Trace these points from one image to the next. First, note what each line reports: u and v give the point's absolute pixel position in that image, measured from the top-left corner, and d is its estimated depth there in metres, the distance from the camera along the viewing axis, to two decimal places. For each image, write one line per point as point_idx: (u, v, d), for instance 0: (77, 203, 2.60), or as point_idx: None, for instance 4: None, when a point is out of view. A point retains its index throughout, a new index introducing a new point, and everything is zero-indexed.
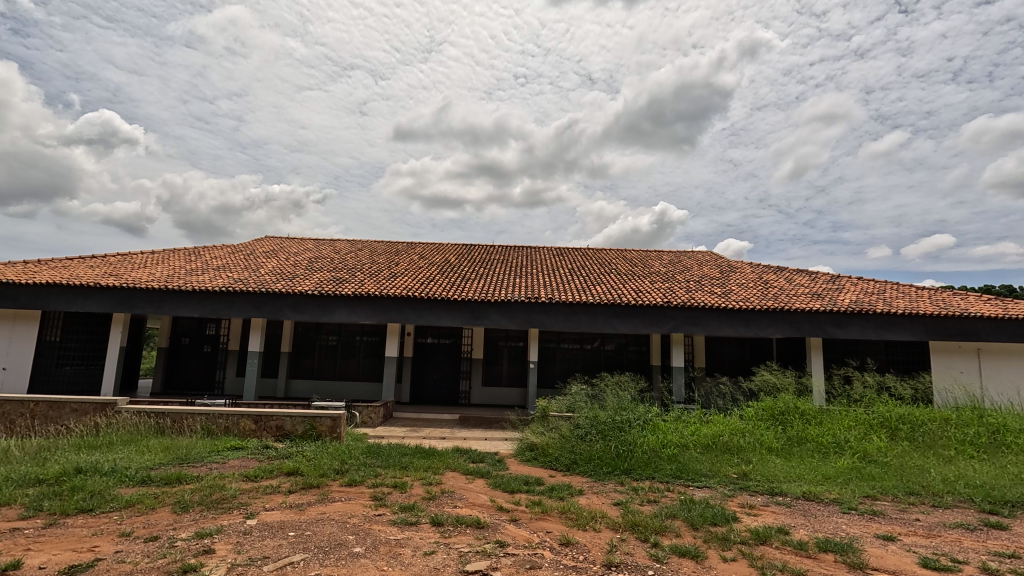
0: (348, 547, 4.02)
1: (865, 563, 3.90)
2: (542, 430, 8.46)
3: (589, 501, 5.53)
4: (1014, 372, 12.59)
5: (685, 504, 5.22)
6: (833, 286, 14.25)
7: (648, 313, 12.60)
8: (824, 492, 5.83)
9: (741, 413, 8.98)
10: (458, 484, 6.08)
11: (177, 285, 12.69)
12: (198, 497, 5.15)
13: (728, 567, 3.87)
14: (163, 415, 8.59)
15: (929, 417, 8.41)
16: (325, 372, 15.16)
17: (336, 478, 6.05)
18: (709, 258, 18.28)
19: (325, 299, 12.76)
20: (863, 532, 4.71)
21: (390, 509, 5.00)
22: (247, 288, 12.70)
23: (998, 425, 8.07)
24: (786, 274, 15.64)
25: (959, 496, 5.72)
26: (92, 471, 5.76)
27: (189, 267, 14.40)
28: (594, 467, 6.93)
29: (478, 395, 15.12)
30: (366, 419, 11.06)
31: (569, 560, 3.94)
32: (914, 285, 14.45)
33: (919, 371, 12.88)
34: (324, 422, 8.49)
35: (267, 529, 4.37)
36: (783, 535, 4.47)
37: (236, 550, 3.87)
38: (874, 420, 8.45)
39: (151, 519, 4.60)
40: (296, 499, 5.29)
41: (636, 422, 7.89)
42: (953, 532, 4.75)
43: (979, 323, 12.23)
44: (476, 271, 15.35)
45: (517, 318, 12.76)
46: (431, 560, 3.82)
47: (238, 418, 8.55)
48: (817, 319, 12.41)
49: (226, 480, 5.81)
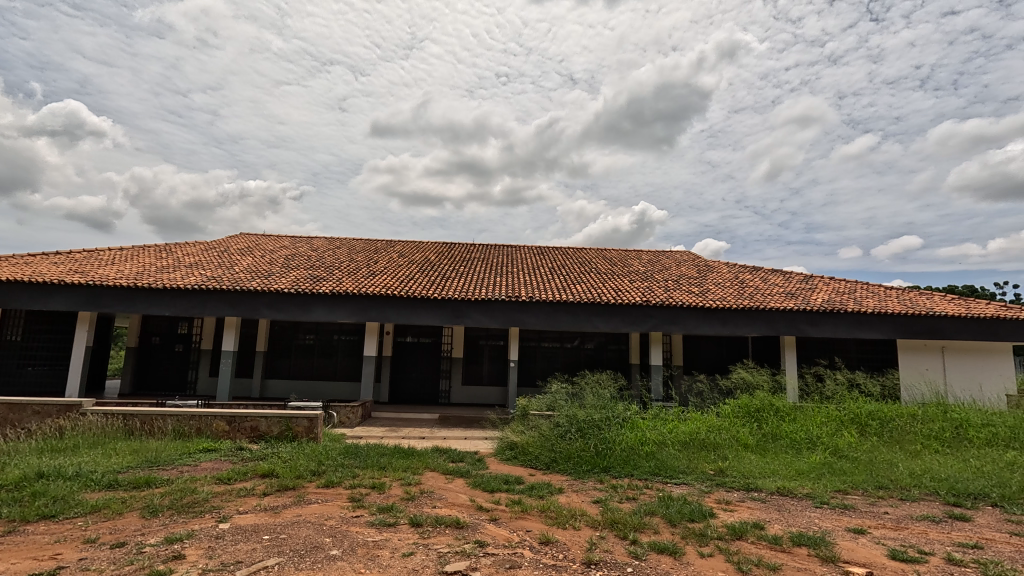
0: (325, 550, 3.94)
1: (837, 557, 3.97)
2: (522, 429, 8.43)
3: (569, 500, 5.53)
4: (977, 368, 13.09)
5: (663, 501, 5.27)
6: (807, 286, 14.57)
7: (629, 312, 12.67)
8: (797, 487, 5.96)
9: (718, 411, 9.10)
10: (437, 484, 6.04)
11: (147, 283, 12.27)
12: (167, 501, 4.99)
13: (706, 562, 3.91)
14: (130, 417, 8.28)
15: (897, 413, 8.67)
16: (303, 372, 14.92)
17: (313, 480, 5.94)
18: (689, 258, 18.51)
19: (302, 298, 12.52)
20: (835, 526, 4.82)
21: (367, 510, 4.91)
22: (221, 285, 12.39)
23: (962, 419, 8.36)
24: (762, 274, 15.95)
25: (925, 489, 5.90)
26: (56, 476, 5.57)
27: (160, 264, 13.98)
28: (574, 466, 6.97)
29: (458, 395, 15.05)
30: (345, 418, 10.92)
31: (549, 559, 3.92)
32: (883, 285, 14.86)
33: (888, 368, 13.27)
34: (300, 423, 8.34)
35: (241, 533, 4.27)
36: (758, 531, 4.53)
37: (208, 555, 3.76)
38: (845, 417, 8.65)
39: (118, 525, 4.45)
40: (271, 502, 5.16)
41: (616, 419, 7.93)
42: (920, 524, 4.89)
43: (944, 322, 12.62)
44: (456, 270, 15.23)
45: (498, 317, 12.71)
46: (411, 562, 3.77)
47: (210, 419, 8.32)
48: (791, 318, 12.67)
49: (198, 484, 5.64)
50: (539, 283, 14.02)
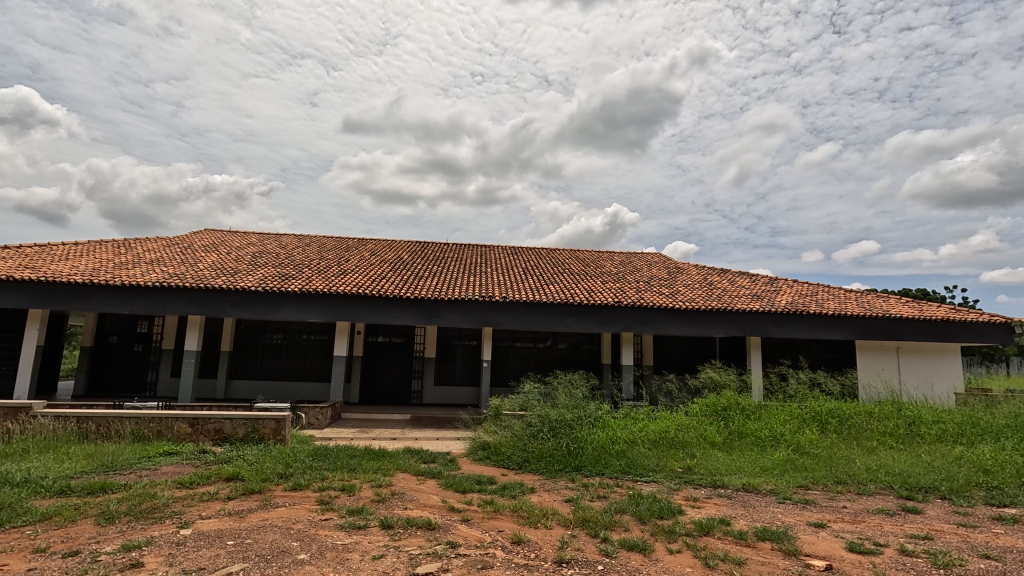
0: (292, 554, 3.85)
1: (798, 550, 4.11)
2: (495, 429, 8.43)
3: (541, 499, 5.56)
4: (928, 368, 13.74)
5: (633, 499, 5.35)
6: (772, 288, 15.03)
7: (601, 312, 12.81)
8: (762, 483, 6.14)
9: (687, 409, 9.29)
10: (409, 485, 5.98)
11: (104, 279, 11.76)
12: (124, 507, 4.78)
13: (674, 559, 3.99)
14: (85, 419, 7.90)
15: (856, 411, 9.03)
16: (270, 373, 14.55)
17: (280, 483, 5.79)
18: (659, 260, 18.86)
19: (269, 296, 12.20)
20: (797, 520, 4.98)
21: (337, 513, 4.83)
22: (184, 283, 11.96)
23: (914, 417, 8.76)
24: (730, 276, 16.36)
25: (880, 484, 6.16)
26: (2, 482, 5.27)
27: (119, 260, 13.41)
28: (546, 465, 7.00)
29: (430, 395, 14.94)
30: (314, 419, 10.70)
31: (521, 559, 3.93)
32: (843, 288, 15.45)
33: (847, 368, 13.80)
34: (267, 424, 8.13)
35: (204, 538, 4.13)
36: (724, 526, 4.65)
37: (168, 562, 3.63)
38: (807, 415, 8.96)
39: (70, 533, 4.24)
40: (236, 506, 5.01)
41: (587, 419, 8.01)
42: (875, 517, 5.11)
43: (899, 324, 13.19)
44: (429, 269, 15.11)
45: (471, 317, 12.67)
46: (381, 564, 3.72)
47: (172, 421, 8.03)
48: (757, 319, 13.04)
49: (158, 488, 5.43)
50: (513, 283, 14.04)
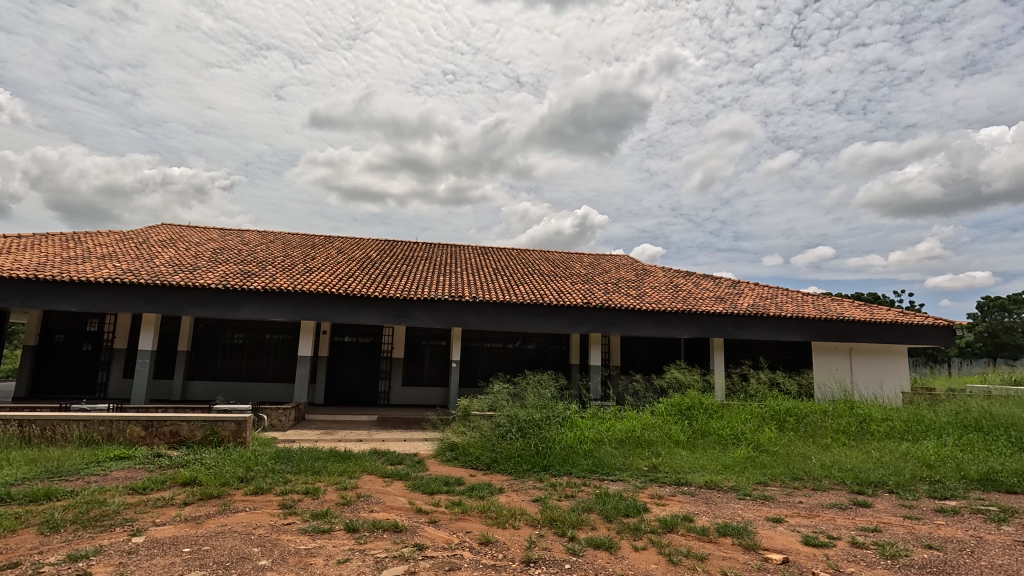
0: (253, 560, 3.74)
1: (757, 545, 4.25)
2: (463, 429, 8.39)
3: (509, 499, 5.57)
4: (878, 368, 14.43)
5: (600, 498, 5.42)
6: (735, 291, 15.50)
7: (570, 313, 12.93)
8: (723, 480, 6.32)
9: (653, 409, 9.48)
10: (375, 487, 5.88)
11: (51, 275, 11.13)
12: (70, 515, 4.53)
13: (639, 556, 4.06)
14: (27, 423, 7.45)
15: (812, 410, 9.39)
16: (231, 373, 14.07)
17: (240, 487, 5.61)
18: (627, 262, 19.18)
19: (230, 294, 11.80)
20: (756, 516, 5.15)
21: (300, 517, 4.71)
22: (139, 279, 11.44)
23: (865, 415, 9.18)
24: (694, 279, 16.78)
25: (833, 479, 6.44)
26: None
27: (67, 254, 12.71)
28: (514, 466, 7.01)
29: (398, 395, 14.75)
30: (277, 421, 10.41)
31: (488, 559, 3.92)
32: (800, 291, 16.06)
33: (803, 368, 14.34)
34: (227, 427, 7.86)
35: (158, 546, 3.96)
36: (688, 523, 4.76)
37: (119, 572, 3.46)
38: (767, 413, 9.27)
39: (10, 544, 3.99)
40: (193, 512, 4.82)
41: (556, 419, 8.07)
42: (829, 512, 5.33)
43: (852, 326, 13.80)
44: (398, 268, 14.92)
45: (440, 317, 12.57)
46: (346, 569, 3.66)
47: (124, 424, 7.67)
48: (720, 321, 13.42)
49: (108, 495, 5.17)
50: (482, 284, 14.02)
